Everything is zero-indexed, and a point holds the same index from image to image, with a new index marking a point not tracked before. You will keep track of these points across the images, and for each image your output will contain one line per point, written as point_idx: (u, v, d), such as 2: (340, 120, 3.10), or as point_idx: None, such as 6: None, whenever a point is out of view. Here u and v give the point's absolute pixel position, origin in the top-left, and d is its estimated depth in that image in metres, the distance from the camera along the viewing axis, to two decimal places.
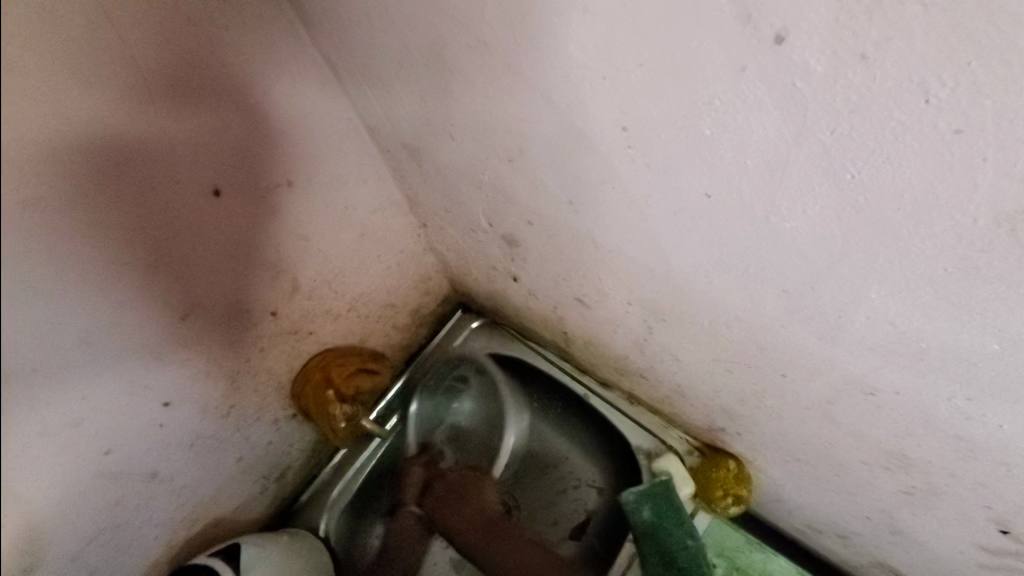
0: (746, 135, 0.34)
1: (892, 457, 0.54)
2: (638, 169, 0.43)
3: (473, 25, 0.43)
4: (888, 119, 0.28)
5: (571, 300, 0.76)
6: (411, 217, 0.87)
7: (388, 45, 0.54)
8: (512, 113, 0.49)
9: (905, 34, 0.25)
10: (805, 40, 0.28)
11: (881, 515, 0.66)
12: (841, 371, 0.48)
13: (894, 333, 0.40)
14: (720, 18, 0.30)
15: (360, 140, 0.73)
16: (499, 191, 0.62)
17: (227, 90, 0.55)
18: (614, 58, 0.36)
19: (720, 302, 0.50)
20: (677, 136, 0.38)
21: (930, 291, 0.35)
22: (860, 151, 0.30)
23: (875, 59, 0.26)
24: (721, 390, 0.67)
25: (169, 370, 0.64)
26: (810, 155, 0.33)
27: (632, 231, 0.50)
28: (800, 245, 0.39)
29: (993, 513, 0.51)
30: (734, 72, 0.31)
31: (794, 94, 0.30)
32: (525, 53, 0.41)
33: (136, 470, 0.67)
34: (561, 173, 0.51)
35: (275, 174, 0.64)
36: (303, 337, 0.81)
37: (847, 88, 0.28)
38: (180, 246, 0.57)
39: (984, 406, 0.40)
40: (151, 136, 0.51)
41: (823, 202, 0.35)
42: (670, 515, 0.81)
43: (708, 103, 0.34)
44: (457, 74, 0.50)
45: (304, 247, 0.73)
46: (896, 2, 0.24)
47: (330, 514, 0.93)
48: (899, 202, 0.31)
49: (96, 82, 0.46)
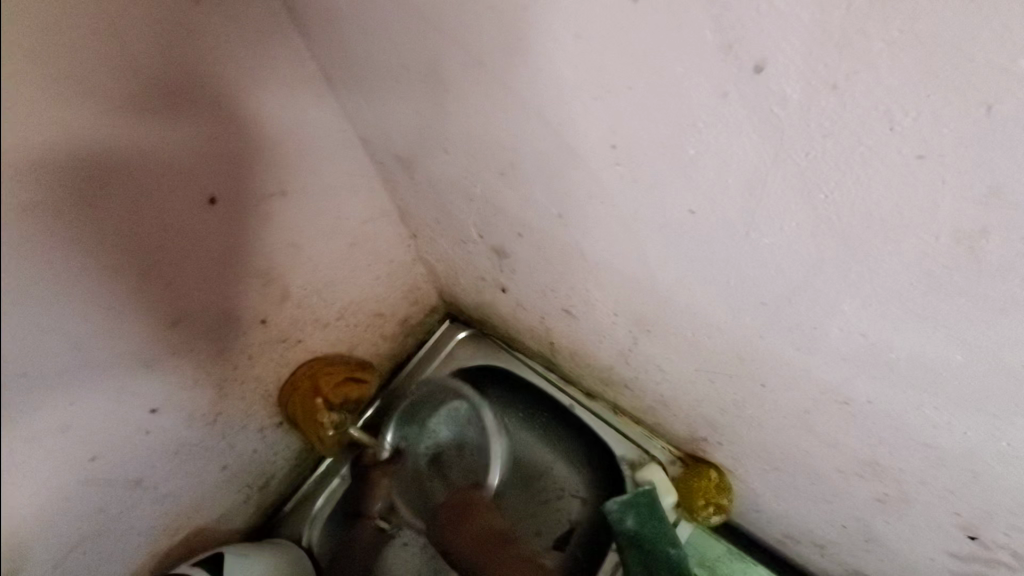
0: (727, 156, 0.36)
1: (866, 464, 0.56)
2: (625, 185, 0.45)
3: (470, 46, 0.45)
4: (858, 144, 0.30)
5: (558, 311, 0.77)
6: (401, 228, 0.88)
7: (385, 59, 0.55)
8: (505, 129, 0.51)
9: (872, 68, 0.27)
10: (782, 71, 0.30)
11: (856, 523, 0.68)
12: (816, 381, 0.50)
13: (865, 344, 0.42)
14: (704, 47, 0.32)
15: (354, 151, 0.74)
16: (491, 204, 0.64)
17: (220, 97, 0.56)
18: (604, 81, 0.38)
19: (702, 313, 0.53)
20: (663, 154, 0.40)
21: (897, 305, 0.37)
22: (832, 172, 0.33)
23: (845, 89, 0.29)
24: (703, 400, 0.69)
25: (157, 376, 0.64)
26: (786, 176, 0.35)
27: (619, 244, 0.52)
28: (777, 260, 0.41)
29: (962, 519, 0.53)
30: (717, 97, 0.34)
31: (771, 119, 0.33)
32: (520, 72, 0.43)
33: (121, 478, 0.66)
34: (551, 187, 0.53)
35: (268, 184, 0.65)
36: (291, 344, 0.81)
37: (820, 114, 0.31)
38: (171, 252, 0.58)
39: (950, 414, 0.43)
40: (143, 141, 0.51)
41: (798, 220, 0.37)
42: (653, 524, 0.83)
43: (693, 125, 0.36)
44: (452, 90, 0.52)
45: (294, 255, 0.73)
46: (864, 39, 0.26)
47: (313, 525, 0.94)
48: (868, 221, 0.34)
49: (98, 90, 0.46)
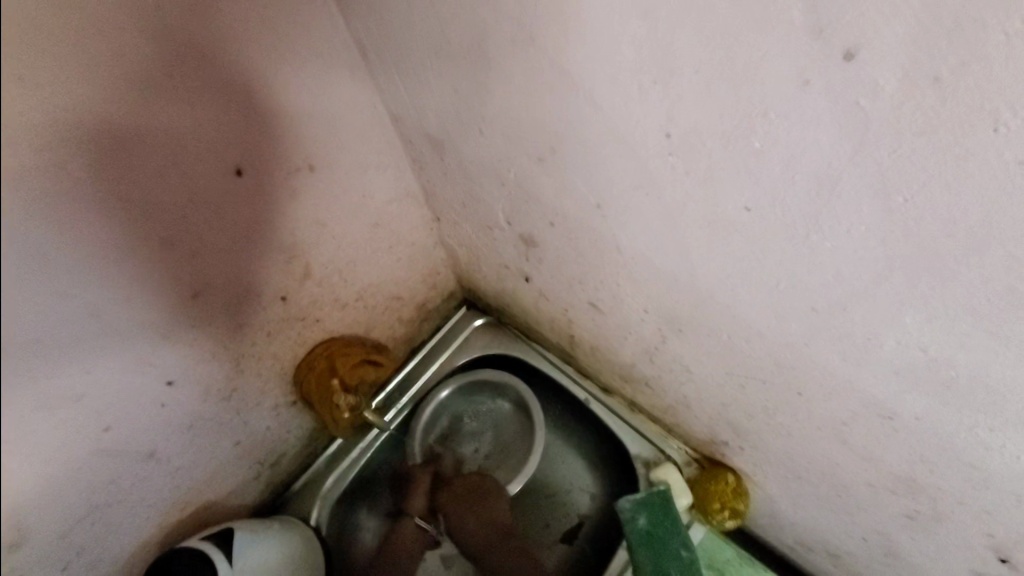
0: (797, 150, 0.34)
1: (900, 482, 0.54)
2: (676, 178, 0.43)
3: (520, 22, 0.42)
4: (953, 145, 0.28)
5: (584, 305, 0.75)
6: (425, 210, 0.86)
7: (427, 33, 0.53)
8: (548, 111, 0.48)
9: (984, 61, 0.25)
10: (879, 57, 0.28)
11: (879, 539, 0.65)
12: (859, 393, 0.48)
13: (923, 359, 0.40)
14: (789, 30, 0.29)
15: (384, 130, 0.72)
16: (523, 189, 0.62)
17: (248, 66, 0.53)
18: (668, 64, 0.36)
19: (742, 315, 0.51)
20: (722, 147, 0.38)
21: (968, 321, 0.35)
22: (917, 174, 0.30)
23: (948, 83, 0.26)
24: (730, 403, 0.67)
25: (176, 348, 0.63)
26: (864, 173, 0.32)
27: (659, 238, 0.50)
28: (837, 265, 0.39)
29: (996, 543, 0.51)
30: (796, 85, 0.31)
31: (856, 112, 0.30)
32: (573, 51, 0.41)
33: (136, 448, 0.65)
34: (591, 175, 0.51)
35: (296, 158, 0.63)
36: (310, 323, 0.80)
37: (915, 109, 0.28)
38: (195, 223, 0.56)
39: (1005, 437, 0.40)
40: (167, 105, 0.49)
41: (868, 223, 0.35)
42: (665, 524, 0.80)
43: (762, 115, 0.34)
44: (496, 69, 0.49)
45: (319, 233, 0.71)
46: (980, 26, 0.24)
47: (321, 503, 0.93)
48: (950, 230, 0.31)
49: (126, 53, 0.44)
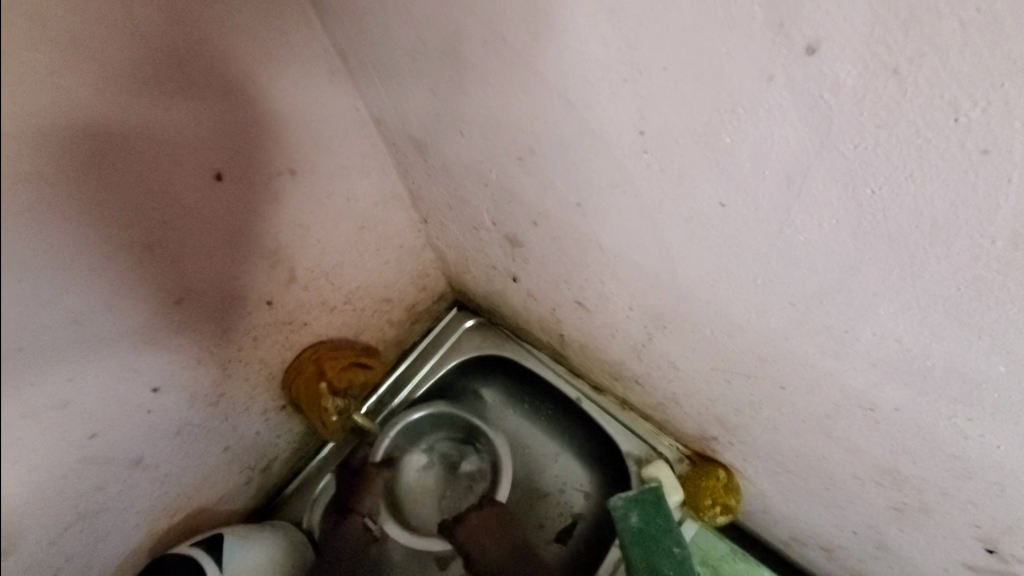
0: (766, 145, 0.34)
1: (886, 473, 0.54)
2: (652, 174, 0.43)
3: (493, 22, 0.42)
4: (915, 136, 0.28)
5: (570, 303, 0.75)
6: (411, 212, 0.86)
7: (403, 35, 0.53)
8: (526, 111, 0.49)
9: (941, 51, 0.25)
10: (840, 52, 0.28)
11: (868, 531, 0.66)
12: (841, 386, 0.48)
13: (900, 350, 0.40)
14: (752, 25, 0.30)
15: (366, 132, 0.72)
16: (505, 190, 0.62)
17: (229, 70, 0.53)
18: (636, 61, 0.36)
19: (725, 311, 0.51)
20: (694, 144, 0.38)
21: (939, 310, 0.35)
22: (884, 166, 0.31)
23: (907, 75, 0.26)
24: (717, 399, 0.67)
25: (159, 354, 0.62)
26: (832, 168, 0.33)
27: (640, 235, 0.50)
28: (810, 259, 0.39)
29: (982, 532, 0.51)
30: (761, 81, 0.32)
31: (820, 106, 0.30)
32: (546, 50, 0.41)
33: (122, 455, 0.65)
34: (570, 173, 0.51)
35: (278, 162, 0.63)
36: (297, 327, 0.80)
37: (876, 102, 0.28)
38: (176, 229, 0.56)
39: (983, 426, 0.40)
40: (147, 110, 0.49)
41: (839, 217, 0.35)
42: (656, 520, 0.80)
43: (731, 110, 0.34)
44: (473, 70, 0.49)
45: (303, 236, 0.71)
46: (934, 18, 0.24)
47: (314, 508, 0.92)
48: (917, 221, 0.31)
49: (102, 58, 0.44)
